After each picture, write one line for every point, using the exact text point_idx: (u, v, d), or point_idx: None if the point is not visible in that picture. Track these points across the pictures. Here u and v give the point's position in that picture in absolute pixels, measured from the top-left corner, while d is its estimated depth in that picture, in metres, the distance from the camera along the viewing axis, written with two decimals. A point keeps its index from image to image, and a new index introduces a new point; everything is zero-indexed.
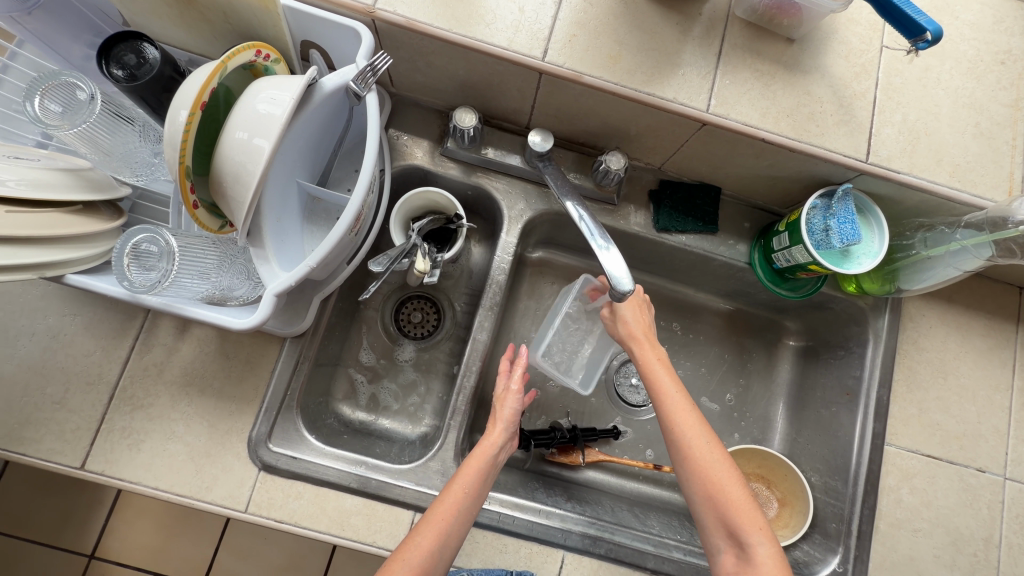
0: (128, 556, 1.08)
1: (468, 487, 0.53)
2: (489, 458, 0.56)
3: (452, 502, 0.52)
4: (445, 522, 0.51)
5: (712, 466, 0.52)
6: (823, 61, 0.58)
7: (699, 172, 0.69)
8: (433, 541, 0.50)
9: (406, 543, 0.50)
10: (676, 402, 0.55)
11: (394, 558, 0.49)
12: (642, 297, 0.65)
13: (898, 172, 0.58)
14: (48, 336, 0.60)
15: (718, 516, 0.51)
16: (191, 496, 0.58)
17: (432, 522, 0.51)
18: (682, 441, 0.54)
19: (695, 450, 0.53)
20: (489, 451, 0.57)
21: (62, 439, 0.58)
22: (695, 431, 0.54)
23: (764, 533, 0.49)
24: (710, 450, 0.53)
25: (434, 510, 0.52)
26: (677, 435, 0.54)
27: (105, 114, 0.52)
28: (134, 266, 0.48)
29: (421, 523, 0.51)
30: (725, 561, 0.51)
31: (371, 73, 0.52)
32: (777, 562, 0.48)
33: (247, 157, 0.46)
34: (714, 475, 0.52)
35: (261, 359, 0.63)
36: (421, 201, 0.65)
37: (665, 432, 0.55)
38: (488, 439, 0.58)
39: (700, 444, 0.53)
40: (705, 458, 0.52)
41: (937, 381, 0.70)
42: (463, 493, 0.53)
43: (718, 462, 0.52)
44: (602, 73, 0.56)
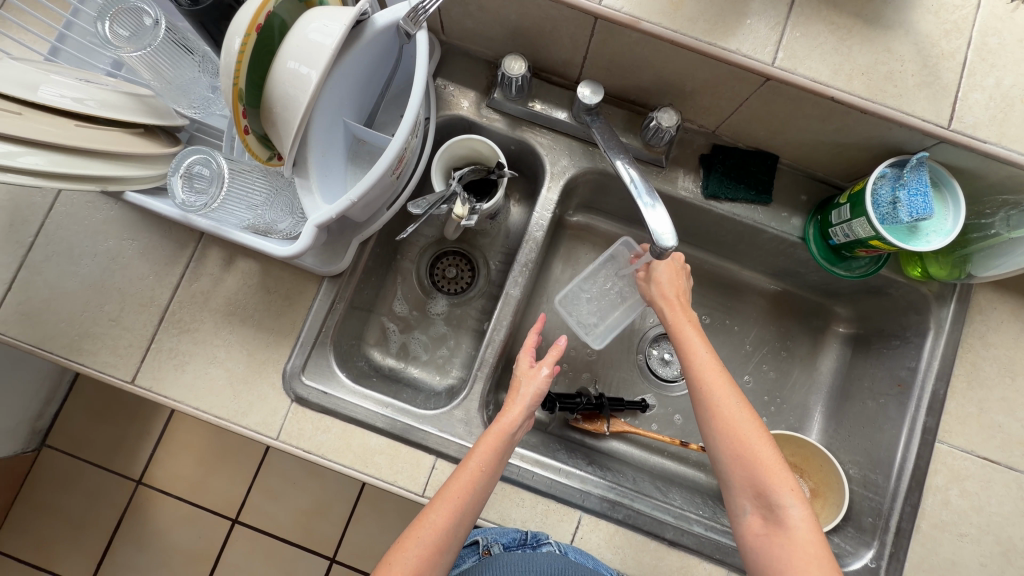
0: (171, 484, 1.15)
1: (487, 463, 0.53)
2: (507, 430, 0.56)
3: (467, 480, 0.51)
4: (459, 501, 0.51)
5: (741, 425, 0.51)
6: (909, 15, 0.53)
7: (756, 137, 0.65)
8: (448, 518, 0.50)
9: (419, 521, 0.50)
10: (705, 365, 0.54)
11: (410, 532, 0.50)
12: (683, 265, 0.64)
13: (984, 141, 0.53)
14: (108, 257, 0.64)
15: (746, 476, 0.49)
16: (228, 418, 0.61)
17: (446, 500, 0.51)
18: (710, 402, 0.52)
19: (722, 411, 0.51)
20: (508, 427, 0.56)
21: (116, 354, 0.62)
22: (724, 390, 0.52)
23: (796, 494, 0.47)
24: (738, 412, 0.51)
25: (450, 486, 0.51)
26: (706, 396, 0.53)
27: (169, 44, 0.54)
28: (185, 186, 0.49)
29: (436, 500, 0.51)
30: (752, 524, 0.49)
31: (422, 13, 0.52)
32: (809, 525, 0.46)
33: (296, 85, 0.47)
34: (742, 435, 0.50)
35: (299, 296, 0.64)
36: (462, 150, 0.65)
37: (694, 395, 0.54)
38: (507, 412, 0.57)
39: (728, 404, 0.51)
40: (733, 419, 0.51)
41: (1004, 381, 0.64)
42: (480, 470, 0.52)
43: (747, 422, 0.51)
44: (661, 19, 0.53)
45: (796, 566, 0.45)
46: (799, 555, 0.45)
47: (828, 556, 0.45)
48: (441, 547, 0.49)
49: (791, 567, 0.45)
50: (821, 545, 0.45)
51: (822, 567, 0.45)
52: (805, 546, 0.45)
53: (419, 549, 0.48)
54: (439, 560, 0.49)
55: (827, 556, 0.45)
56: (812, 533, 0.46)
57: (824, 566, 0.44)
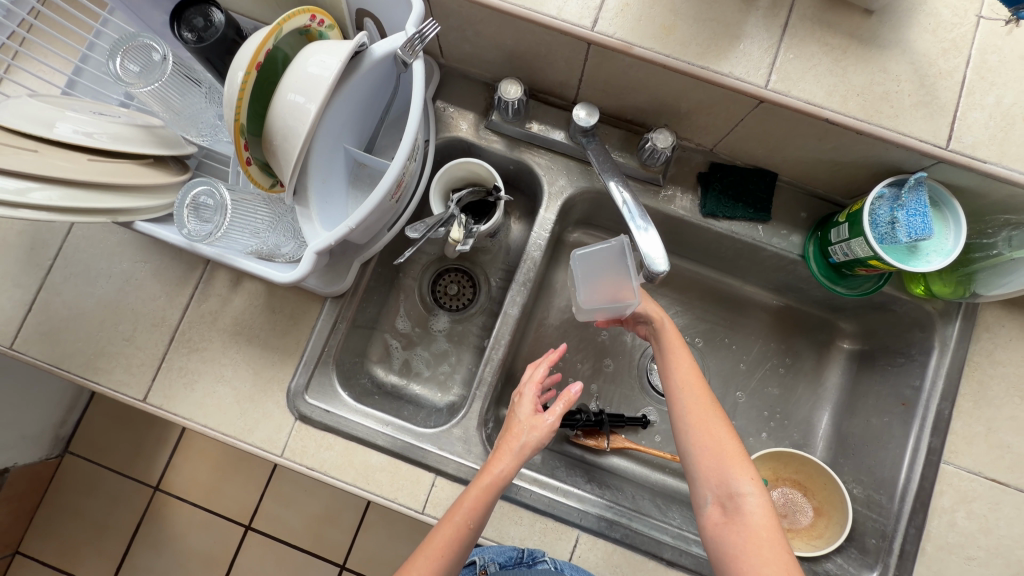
0: (187, 491, 1.18)
1: (471, 518, 0.51)
2: (500, 481, 0.53)
3: (451, 535, 0.50)
4: (442, 558, 0.49)
5: (711, 421, 0.53)
6: (906, 34, 0.53)
7: (754, 155, 0.65)
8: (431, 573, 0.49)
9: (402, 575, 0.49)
10: (687, 370, 0.56)
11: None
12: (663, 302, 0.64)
13: (984, 161, 0.52)
14: (122, 279, 0.66)
15: (712, 466, 0.51)
16: (235, 435, 0.63)
17: (429, 558, 0.49)
18: (685, 399, 0.54)
19: (695, 408, 0.54)
20: (498, 481, 0.52)
21: (130, 372, 0.65)
22: (699, 391, 0.55)
23: (756, 484, 0.49)
24: (708, 410, 0.53)
25: (434, 540, 0.50)
26: (681, 393, 0.55)
27: (176, 76, 0.56)
28: (192, 217, 0.51)
29: (418, 553, 0.50)
30: (712, 514, 0.50)
31: (418, 41, 0.53)
32: (766, 512, 0.48)
33: (296, 117, 0.48)
34: (712, 429, 0.52)
35: (303, 316, 0.66)
36: (461, 172, 0.66)
37: (670, 392, 0.56)
38: (501, 461, 0.54)
39: (701, 403, 0.54)
40: (705, 416, 0.53)
41: (1012, 400, 0.62)
42: (464, 527, 0.50)
43: (717, 419, 0.53)
44: (654, 44, 0.54)
45: (752, 550, 0.47)
46: (755, 541, 0.47)
47: (783, 545, 0.47)
48: None
49: (745, 553, 0.47)
50: (776, 532, 0.47)
51: (775, 553, 0.46)
52: (760, 531, 0.47)
53: None
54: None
55: (782, 545, 0.47)
56: (767, 519, 0.48)
57: (778, 553, 0.46)
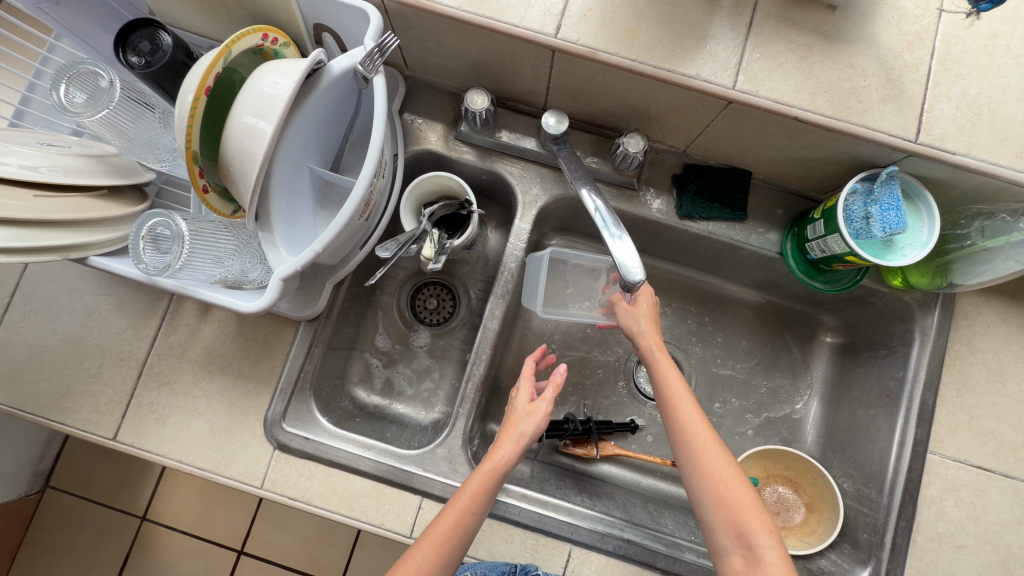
0: (176, 520, 1.15)
1: (476, 501, 0.50)
2: (503, 466, 0.52)
3: (455, 521, 0.49)
4: (446, 544, 0.48)
5: (721, 467, 0.50)
6: (870, 28, 0.53)
7: (727, 155, 0.64)
8: (434, 560, 0.47)
9: (404, 563, 0.47)
10: (689, 411, 0.53)
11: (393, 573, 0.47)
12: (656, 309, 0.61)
13: (952, 153, 0.52)
14: (85, 313, 0.64)
15: (727, 519, 0.48)
16: (211, 469, 0.61)
17: (433, 543, 0.48)
18: (693, 443, 0.51)
19: (705, 453, 0.50)
20: (502, 466, 0.52)
21: (98, 410, 0.62)
22: (708, 433, 0.51)
23: (773, 535, 0.46)
24: (719, 457, 0.50)
25: (438, 525, 0.49)
26: (688, 436, 0.52)
27: (127, 102, 0.54)
28: (150, 249, 0.49)
29: (420, 539, 0.48)
30: (733, 566, 0.47)
31: (379, 54, 0.52)
32: (787, 567, 0.45)
33: (252, 141, 0.46)
34: (726, 479, 0.49)
35: (277, 342, 0.64)
36: (432, 186, 0.65)
37: (675, 434, 0.53)
38: (505, 447, 0.53)
39: (710, 446, 0.51)
40: (716, 462, 0.50)
41: (993, 386, 0.63)
42: (468, 511, 0.49)
43: (728, 465, 0.50)
44: (618, 48, 0.53)
45: None
46: None
47: None
48: None
49: None
50: None
51: None
52: None
53: None
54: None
55: None
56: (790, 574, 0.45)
57: None
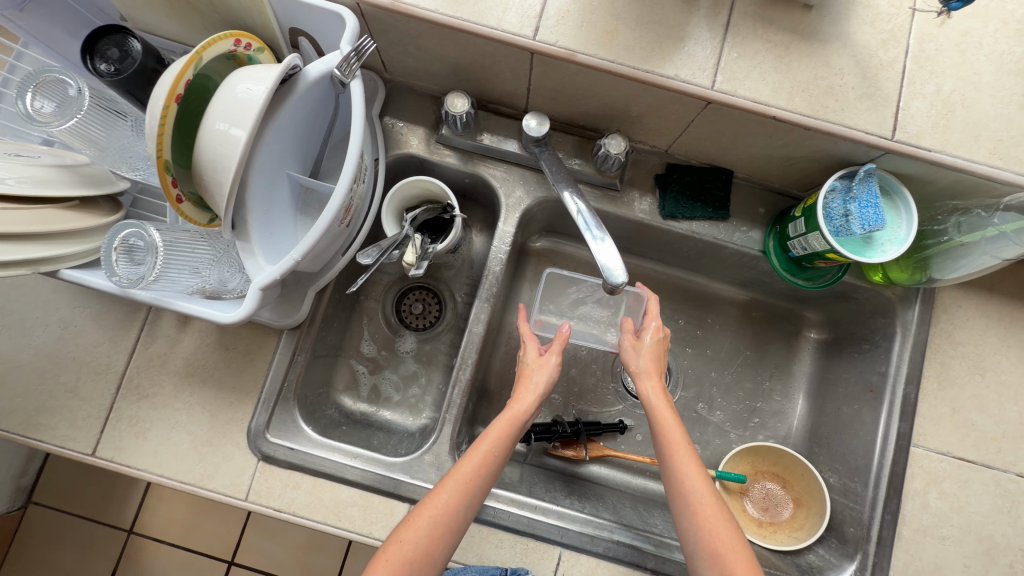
0: (164, 532, 1.13)
1: (498, 445, 0.53)
2: (522, 415, 0.55)
3: (478, 462, 0.51)
4: (470, 483, 0.50)
5: (719, 524, 0.48)
6: (846, 27, 0.53)
7: (708, 154, 0.65)
8: (460, 497, 0.49)
9: (429, 501, 0.49)
10: (686, 463, 0.52)
11: (418, 511, 0.48)
12: (664, 342, 0.62)
13: (928, 150, 0.53)
14: (61, 326, 0.62)
15: None
16: (193, 483, 0.60)
17: (457, 481, 0.50)
18: (689, 497, 0.50)
19: (702, 508, 0.49)
20: (521, 414, 0.55)
21: (75, 426, 0.60)
22: (705, 487, 0.50)
23: None
24: (716, 514, 0.49)
25: (463, 466, 0.51)
26: (685, 488, 0.50)
27: (97, 110, 0.53)
28: (123, 260, 0.48)
29: (445, 480, 0.50)
30: None
31: (356, 57, 0.51)
32: None
33: (226, 148, 0.45)
34: (723, 536, 0.47)
35: (259, 351, 0.64)
36: (414, 190, 0.64)
37: (672, 486, 0.51)
38: (524, 400, 0.56)
39: (707, 501, 0.49)
40: (713, 518, 0.48)
41: (973, 378, 0.64)
42: (491, 454, 0.52)
43: (726, 522, 0.48)
44: (597, 50, 0.53)
45: None
46: None
47: None
48: (451, 527, 0.48)
49: None
50: None
51: None
52: None
53: (431, 528, 0.47)
54: (446, 541, 0.48)
55: None
56: None
57: None
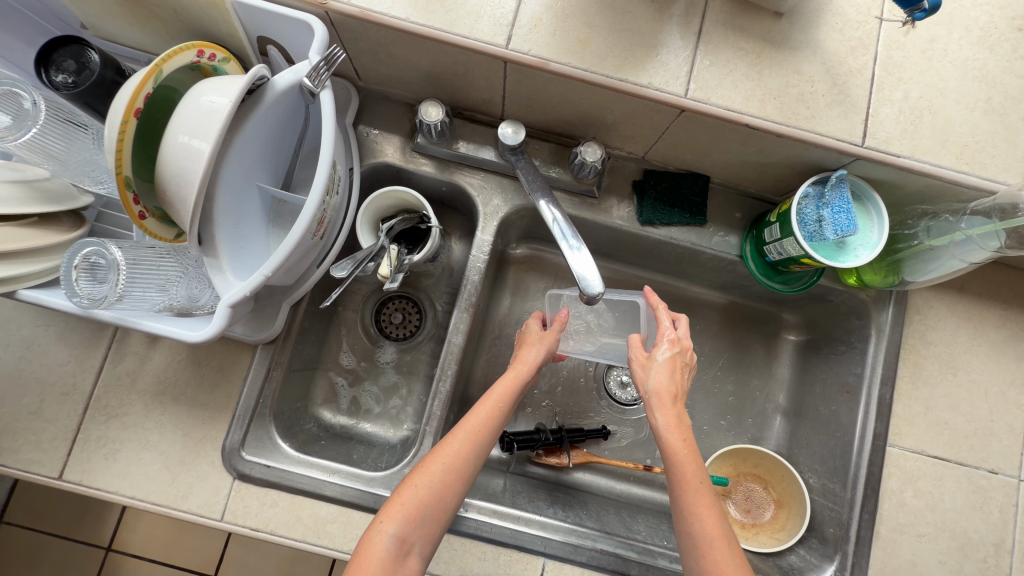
0: (144, 549, 1.10)
1: (504, 400, 0.55)
2: (524, 374, 0.57)
3: (486, 415, 0.52)
4: (480, 434, 0.51)
5: (729, 568, 0.45)
6: (815, 35, 0.53)
7: (684, 160, 0.65)
8: (470, 447, 0.50)
9: (441, 447, 0.50)
10: (698, 503, 0.49)
11: (432, 458, 0.49)
12: (684, 363, 0.59)
13: (897, 156, 0.53)
14: (23, 345, 0.60)
15: None
16: (166, 504, 0.58)
17: (469, 432, 0.51)
18: (699, 539, 0.47)
19: (711, 552, 0.46)
20: (524, 372, 0.57)
21: (40, 449, 0.58)
22: (717, 530, 0.47)
23: None
24: (727, 560, 0.46)
25: (471, 419, 0.52)
26: (695, 529, 0.48)
27: (54, 122, 0.51)
28: (84, 279, 0.46)
29: (457, 430, 0.51)
30: None
31: (325, 66, 0.50)
32: None
33: (189, 162, 0.44)
34: None
35: (233, 367, 0.62)
36: (389, 200, 0.63)
37: (682, 523, 0.49)
38: (526, 361, 0.58)
39: (719, 544, 0.47)
40: (724, 562, 0.46)
41: (945, 377, 0.65)
42: (498, 408, 0.53)
43: (737, 566, 0.46)
44: (570, 59, 0.52)
45: None
46: None
47: None
48: (461, 475, 0.49)
49: None
50: None
51: None
52: None
53: (444, 475, 0.48)
54: (457, 488, 0.49)
55: None
56: None
57: None
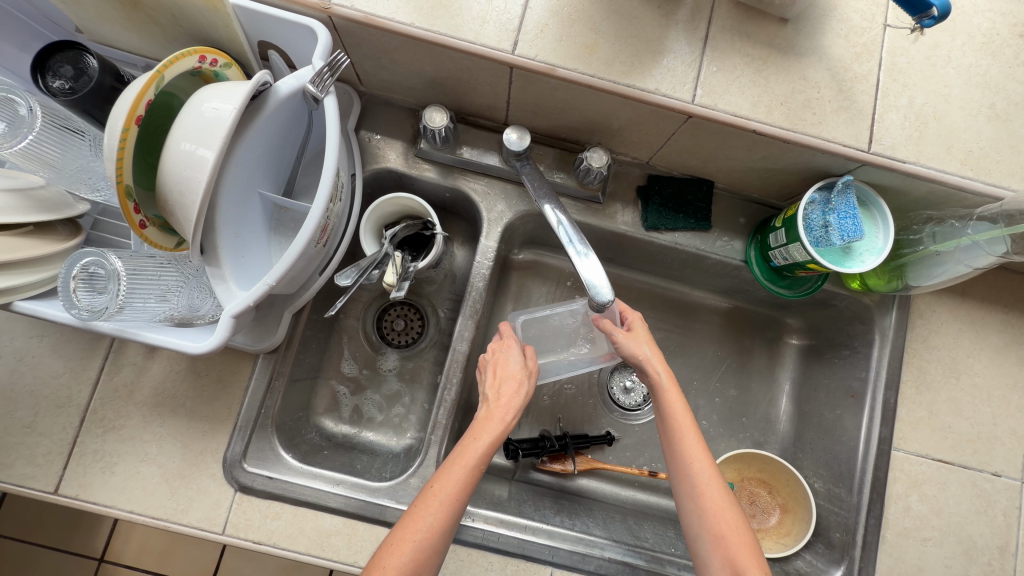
0: (138, 560, 1.08)
1: (482, 459, 0.49)
2: (508, 426, 0.51)
3: (460, 480, 0.48)
4: (454, 503, 0.47)
5: (725, 507, 0.49)
6: (821, 41, 0.53)
7: (688, 166, 0.65)
8: (444, 520, 0.46)
9: (411, 522, 0.46)
10: (694, 446, 0.51)
11: (401, 533, 0.46)
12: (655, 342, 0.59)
13: (904, 162, 0.54)
14: (16, 357, 0.59)
15: (725, 557, 0.47)
16: (166, 519, 0.57)
17: (439, 502, 0.47)
18: (696, 480, 0.50)
19: (707, 490, 0.49)
20: (506, 425, 0.51)
21: (34, 464, 0.57)
22: (711, 468, 0.50)
23: None
24: (723, 499, 0.49)
25: (444, 485, 0.47)
26: (691, 471, 0.50)
27: (50, 128, 0.49)
28: (83, 288, 0.45)
29: (427, 499, 0.47)
30: None
31: (329, 72, 0.50)
32: None
33: (192, 171, 0.43)
34: (730, 517, 0.48)
35: (233, 377, 0.61)
36: (393, 207, 0.62)
37: (677, 466, 0.51)
38: (508, 407, 0.52)
39: (715, 483, 0.50)
40: (721, 501, 0.49)
41: (948, 381, 0.65)
42: (473, 470, 0.48)
43: (731, 505, 0.49)
44: (577, 65, 0.52)
45: None
46: None
47: None
48: (435, 548, 0.46)
49: None
50: None
51: None
52: None
53: (416, 552, 0.45)
54: (432, 562, 0.46)
55: None
56: None
57: None
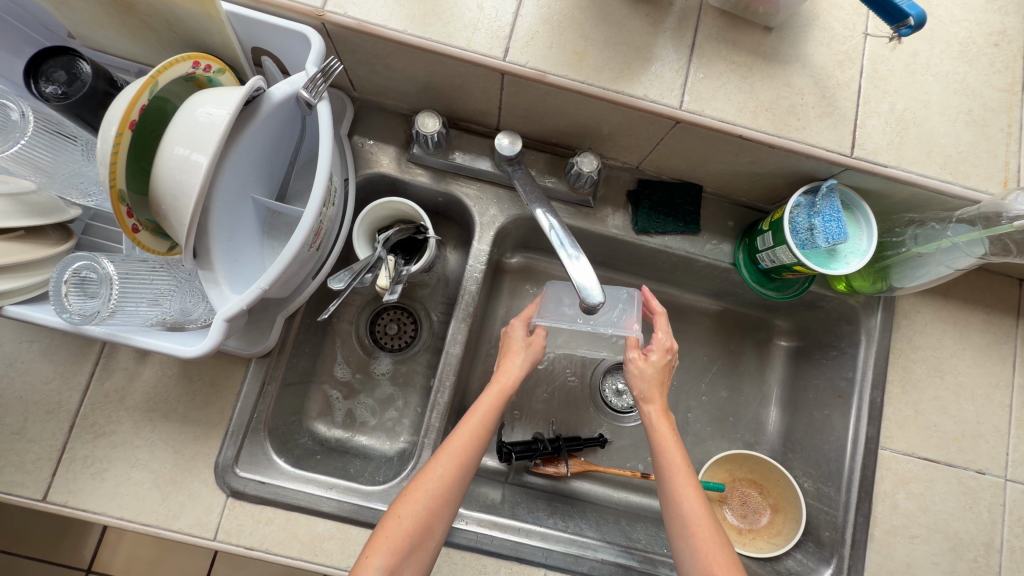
0: (126, 570, 1.06)
1: (489, 418, 0.52)
2: (511, 389, 0.54)
3: (470, 435, 0.50)
4: (464, 456, 0.50)
5: (716, 546, 0.49)
6: (804, 49, 0.55)
7: (677, 170, 0.66)
8: (454, 472, 0.49)
9: (424, 475, 0.49)
10: (685, 486, 0.51)
11: (414, 486, 0.48)
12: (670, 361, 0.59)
13: (885, 166, 0.55)
14: (5, 363, 0.58)
15: None
16: (157, 525, 0.56)
17: (451, 455, 0.49)
18: (686, 519, 0.50)
19: (698, 530, 0.49)
20: (509, 388, 0.54)
21: (23, 470, 0.56)
22: (703, 510, 0.50)
23: None
24: (713, 538, 0.49)
25: (456, 439, 0.50)
26: (682, 510, 0.50)
27: (42, 134, 0.50)
28: (74, 293, 0.45)
29: (439, 453, 0.50)
30: None
31: (322, 78, 0.50)
32: None
33: (185, 175, 0.43)
34: (720, 558, 0.48)
35: (226, 381, 0.61)
36: (385, 211, 0.63)
37: (669, 507, 0.51)
38: (510, 372, 0.55)
39: (706, 526, 0.49)
40: (712, 541, 0.49)
41: (933, 380, 0.67)
42: (483, 427, 0.51)
43: (722, 544, 0.49)
44: (567, 71, 0.53)
45: None
46: None
47: None
48: (446, 499, 0.48)
49: None
50: None
51: None
52: None
53: (429, 500, 0.47)
54: (443, 514, 0.48)
55: None
56: None
57: None
